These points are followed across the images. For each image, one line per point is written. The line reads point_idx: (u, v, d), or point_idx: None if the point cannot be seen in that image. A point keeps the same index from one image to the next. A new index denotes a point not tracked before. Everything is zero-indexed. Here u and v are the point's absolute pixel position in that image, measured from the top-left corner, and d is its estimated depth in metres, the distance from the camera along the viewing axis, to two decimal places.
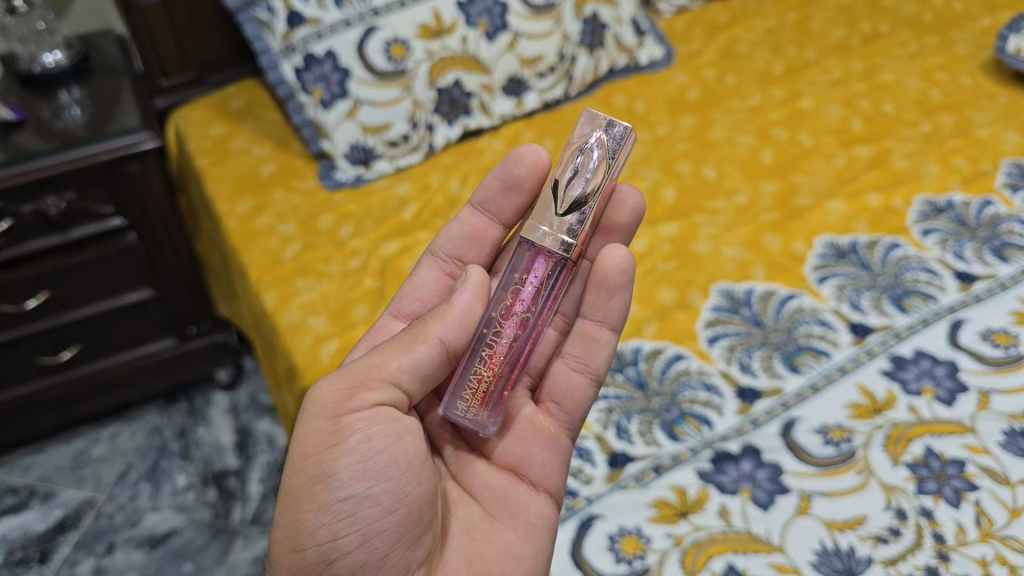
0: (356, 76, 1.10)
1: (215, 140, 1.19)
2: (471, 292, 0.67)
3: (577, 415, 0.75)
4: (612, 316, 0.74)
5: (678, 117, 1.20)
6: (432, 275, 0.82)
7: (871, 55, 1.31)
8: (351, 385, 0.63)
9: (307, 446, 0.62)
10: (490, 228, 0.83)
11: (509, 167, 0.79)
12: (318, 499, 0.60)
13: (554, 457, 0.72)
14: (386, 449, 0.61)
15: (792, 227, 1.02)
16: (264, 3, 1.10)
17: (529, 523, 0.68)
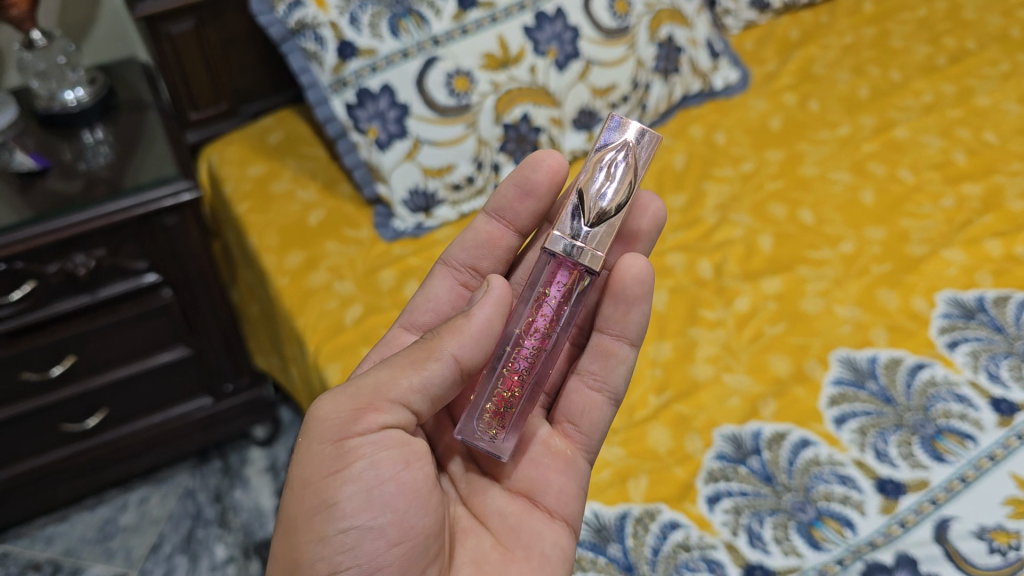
0: (416, 112, 1.00)
1: (255, 183, 1.07)
2: (492, 305, 0.60)
3: (596, 437, 0.71)
4: (632, 329, 0.70)
5: (764, 150, 1.09)
6: (445, 288, 0.78)
7: (961, 77, 1.20)
8: (357, 406, 0.59)
9: (309, 469, 0.58)
10: (505, 236, 0.77)
11: (527, 172, 0.73)
12: (317, 530, 0.56)
13: (572, 482, 0.69)
14: (394, 478, 0.58)
15: (909, 281, 0.92)
16: (312, 31, 0.99)
17: (543, 555, 0.65)
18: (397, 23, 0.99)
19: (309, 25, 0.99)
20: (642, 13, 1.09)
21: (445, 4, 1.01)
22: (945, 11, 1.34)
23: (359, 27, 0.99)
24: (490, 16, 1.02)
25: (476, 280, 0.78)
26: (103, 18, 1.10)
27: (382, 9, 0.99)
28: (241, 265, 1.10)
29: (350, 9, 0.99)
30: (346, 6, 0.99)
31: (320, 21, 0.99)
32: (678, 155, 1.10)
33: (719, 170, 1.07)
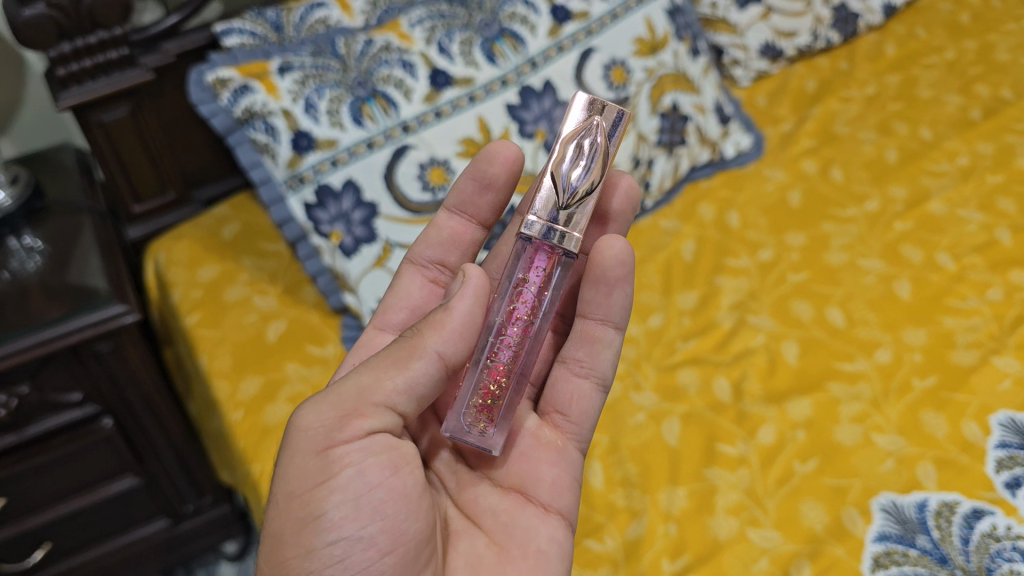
0: (386, 211, 0.89)
1: (207, 287, 0.97)
2: (472, 298, 0.58)
3: (587, 426, 0.70)
4: (615, 312, 0.70)
5: (783, 233, 0.97)
6: (417, 285, 0.75)
7: (998, 133, 1.07)
8: (339, 413, 0.54)
9: (292, 479, 0.54)
10: (470, 230, 0.76)
11: (482, 166, 0.72)
12: (305, 543, 0.53)
13: (565, 472, 0.67)
14: (382, 484, 0.54)
15: (958, 402, 0.79)
16: (262, 120, 0.86)
17: (540, 552, 0.61)
18: (361, 108, 0.88)
19: (258, 113, 0.86)
20: (642, 80, 0.97)
21: (416, 84, 0.89)
22: (976, 51, 1.20)
23: (317, 115, 0.87)
24: (468, 95, 0.91)
25: (444, 274, 0.77)
26: (28, 103, 1.01)
27: (343, 93, 0.88)
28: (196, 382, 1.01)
29: (306, 94, 0.87)
30: (301, 91, 0.87)
31: (270, 108, 0.86)
32: (687, 242, 0.97)
33: (735, 260, 0.94)
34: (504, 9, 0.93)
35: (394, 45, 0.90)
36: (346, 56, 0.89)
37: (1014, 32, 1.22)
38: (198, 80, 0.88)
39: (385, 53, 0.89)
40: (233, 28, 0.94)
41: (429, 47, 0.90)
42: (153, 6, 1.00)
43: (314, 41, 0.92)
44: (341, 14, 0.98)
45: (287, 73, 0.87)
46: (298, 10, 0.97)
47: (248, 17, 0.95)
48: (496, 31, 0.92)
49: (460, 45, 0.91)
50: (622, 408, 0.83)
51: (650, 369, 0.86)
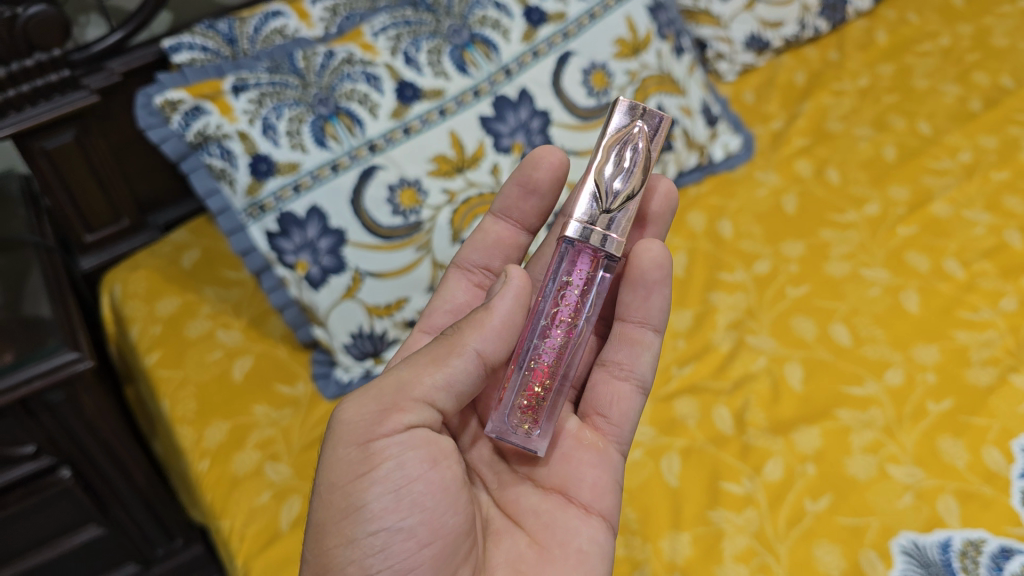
0: (354, 238, 0.82)
1: (165, 322, 0.90)
2: (512, 298, 0.58)
3: (627, 429, 0.67)
4: (655, 314, 0.69)
5: (781, 243, 0.91)
6: (461, 289, 0.75)
7: (1000, 125, 1.01)
8: (380, 407, 0.55)
9: (333, 472, 0.54)
10: (516, 235, 0.76)
11: (527, 170, 0.71)
12: (346, 533, 0.53)
13: (607, 473, 0.64)
14: (421, 477, 0.54)
15: (977, 427, 0.74)
16: (216, 144, 0.79)
17: (580, 552, 0.59)
18: (323, 127, 0.81)
19: (212, 136, 0.79)
20: (625, 84, 0.92)
21: (382, 98, 0.83)
22: (971, 36, 1.14)
23: (275, 136, 0.80)
24: (438, 108, 0.84)
25: (490, 278, 0.76)
26: None
27: (304, 111, 0.81)
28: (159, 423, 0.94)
29: (264, 114, 0.80)
30: (257, 111, 0.80)
31: (225, 131, 0.79)
32: (676, 255, 0.91)
33: (730, 274, 0.88)
34: (474, 14, 0.87)
35: (357, 57, 0.83)
36: (306, 71, 0.82)
37: (1009, 15, 1.16)
38: (146, 104, 0.81)
39: (347, 66, 0.83)
40: (183, 43, 0.87)
41: (395, 58, 0.84)
42: (96, 22, 0.94)
43: (269, 56, 0.86)
44: (299, 23, 0.92)
45: (242, 92, 0.80)
46: (252, 21, 0.91)
47: (198, 31, 0.88)
48: (466, 37, 0.86)
49: (428, 54, 0.85)
50: None
51: (645, 399, 0.80)
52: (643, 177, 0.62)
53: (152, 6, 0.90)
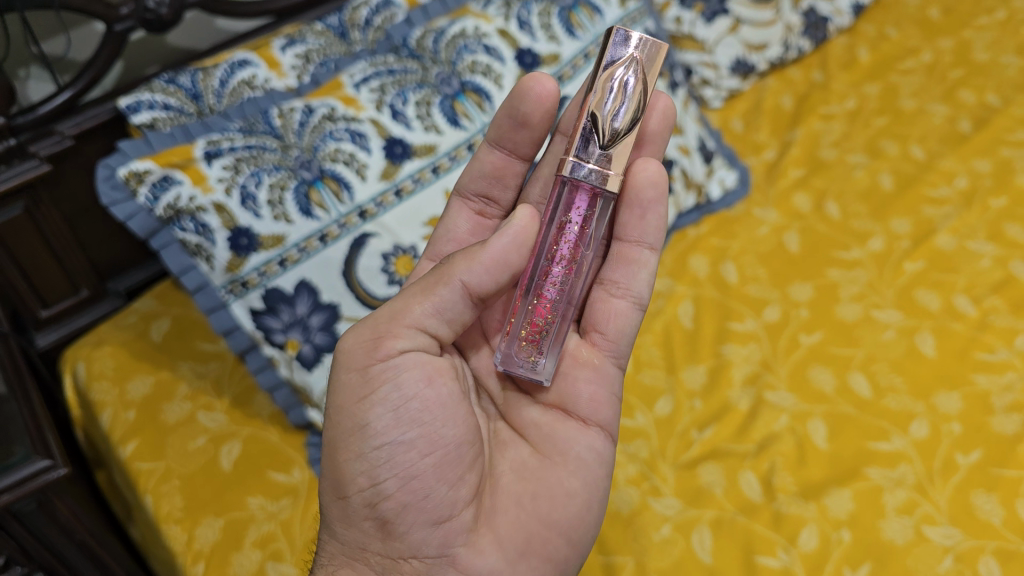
0: (348, 312, 0.77)
1: (141, 406, 0.84)
2: (511, 238, 0.55)
3: (624, 344, 0.64)
4: (651, 233, 0.64)
5: (788, 286, 0.89)
6: (462, 219, 0.71)
7: (992, 147, 1.00)
8: (375, 336, 0.55)
9: (339, 398, 0.55)
10: (511, 165, 0.69)
11: (514, 102, 0.64)
12: (353, 448, 0.54)
13: (603, 387, 0.63)
14: (418, 394, 0.55)
15: (1009, 479, 0.71)
16: (190, 218, 0.72)
17: (580, 459, 0.59)
18: (308, 194, 0.75)
19: (185, 209, 0.72)
20: None
21: (369, 158, 0.77)
22: (953, 50, 1.16)
23: (256, 207, 0.73)
24: (431, 165, 0.80)
25: (492, 208, 0.72)
26: None
27: (286, 176, 0.75)
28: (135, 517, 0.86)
29: (241, 181, 0.73)
30: (234, 179, 0.73)
31: (199, 203, 0.72)
32: (682, 302, 0.90)
33: (740, 324, 0.86)
34: (463, 60, 0.83)
35: (339, 113, 0.78)
36: (284, 131, 0.76)
37: (987, 26, 1.19)
38: (107, 176, 0.73)
39: (329, 123, 0.77)
40: (141, 101, 0.79)
41: (380, 112, 0.79)
42: (38, 75, 0.83)
43: (241, 113, 0.79)
44: (269, 72, 0.84)
45: (215, 159, 0.73)
46: (217, 73, 0.82)
47: (157, 87, 0.80)
48: (457, 86, 0.82)
49: (416, 107, 0.80)
50: (644, 522, 0.72)
51: (667, 468, 0.76)
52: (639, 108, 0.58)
53: (105, 60, 0.81)
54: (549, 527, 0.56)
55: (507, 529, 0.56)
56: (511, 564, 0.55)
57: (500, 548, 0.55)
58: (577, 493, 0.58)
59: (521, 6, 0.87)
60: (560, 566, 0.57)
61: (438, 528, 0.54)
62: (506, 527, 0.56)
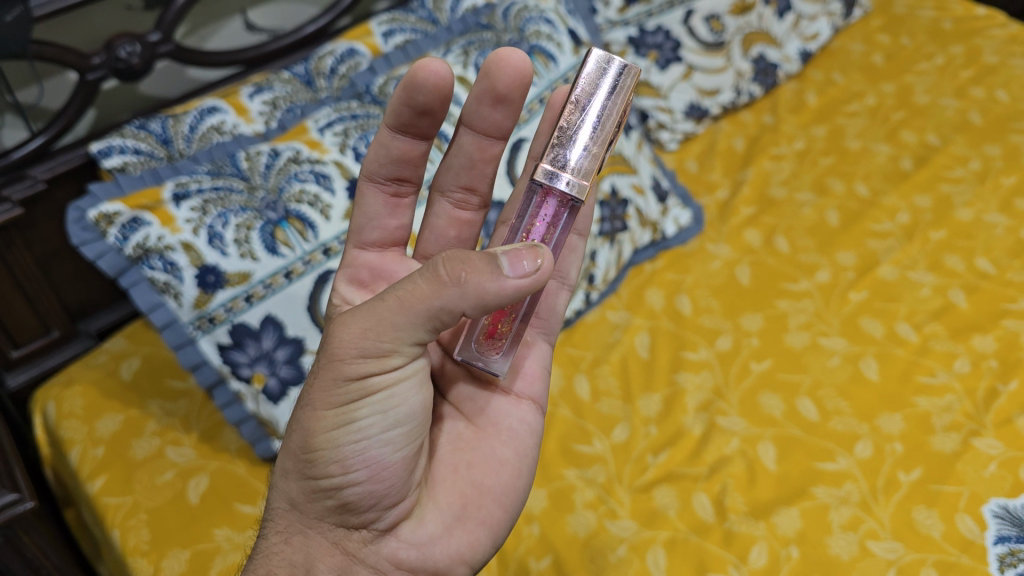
0: (313, 346, 0.79)
1: (110, 443, 0.86)
2: (525, 285, 0.48)
3: (555, 323, 0.70)
4: (581, 222, 0.71)
5: (739, 316, 0.93)
6: (378, 204, 0.66)
7: (931, 183, 1.05)
8: (378, 351, 0.50)
9: (322, 389, 0.51)
10: (417, 146, 0.64)
11: (408, 92, 0.59)
12: (332, 438, 0.51)
13: (539, 362, 0.67)
14: (402, 398, 0.53)
15: (947, 494, 0.74)
16: (158, 257, 0.74)
17: (512, 430, 0.62)
18: (273, 233, 0.78)
19: (153, 248, 0.74)
20: None
21: (333, 199, 0.81)
22: (895, 94, 1.22)
23: (223, 246, 0.76)
24: None
25: (406, 187, 0.66)
26: None
27: (252, 216, 0.78)
28: (103, 554, 0.88)
29: (208, 222, 0.76)
30: (202, 220, 0.76)
31: (167, 242, 0.75)
32: (640, 334, 0.93)
33: (693, 353, 0.89)
34: None
35: (304, 155, 0.81)
36: (250, 173, 0.80)
37: (927, 71, 1.25)
38: (77, 218, 0.76)
39: (294, 165, 0.81)
40: (113, 146, 0.82)
41: (344, 155, 0.83)
42: (12, 122, 0.86)
43: (209, 156, 0.82)
44: (237, 118, 0.87)
45: (183, 201, 0.76)
46: (187, 119, 0.86)
47: (129, 132, 0.83)
48: None
49: None
50: (601, 543, 0.74)
51: (623, 492, 0.78)
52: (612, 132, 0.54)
53: (77, 106, 0.85)
54: (488, 497, 0.58)
55: (445, 494, 0.57)
56: (450, 529, 0.56)
57: (439, 514, 0.56)
58: (507, 460, 0.60)
59: (478, 55, 0.92)
60: (495, 530, 0.58)
61: (393, 508, 0.54)
62: (447, 495, 0.57)
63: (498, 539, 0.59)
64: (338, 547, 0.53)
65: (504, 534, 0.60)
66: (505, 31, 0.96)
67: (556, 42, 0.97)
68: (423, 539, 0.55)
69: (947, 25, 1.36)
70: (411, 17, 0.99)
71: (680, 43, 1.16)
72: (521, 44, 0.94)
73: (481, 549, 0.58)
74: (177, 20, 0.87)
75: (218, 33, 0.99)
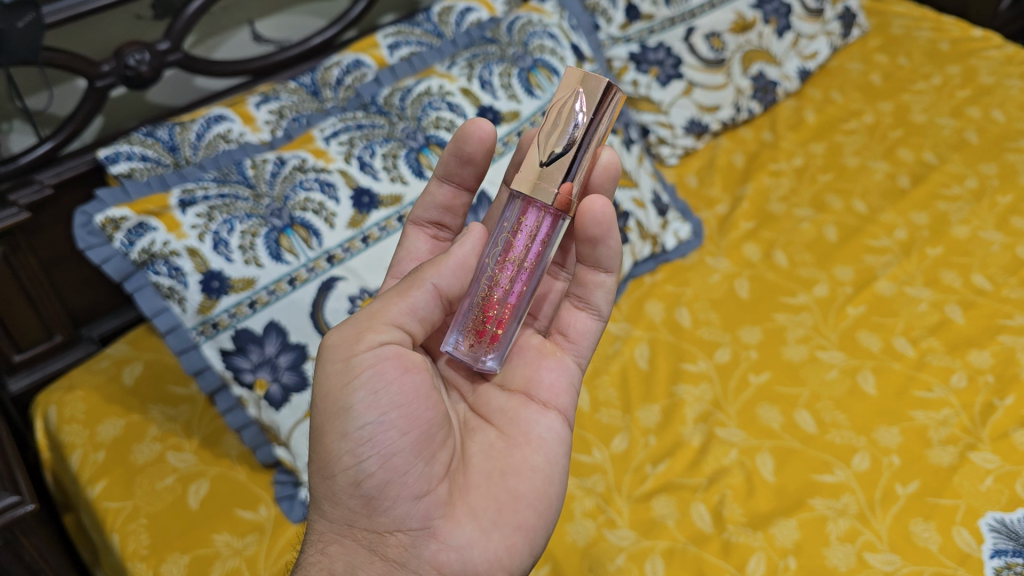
0: (315, 353, 0.78)
1: (111, 447, 0.86)
2: (472, 242, 0.61)
3: (586, 344, 0.67)
4: (607, 262, 0.65)
5: (737, 329, 0.93)
6: (420, 242, 0.72)
7: (928, 201, 1.07)
8: (356, 334, 0.56)
9: (322, 389, 0.56)
10: (460, 195, 0.71)
11: (457, 145, 0.66)
12: (338, 430, 0.55)
13: (563, 376, 0.66)
14: (396, 380, 0.55)
15: (944, 507, 0.74)
16: (164, 262, 0.75)
17: (540, 439, 0.61)
18: (278, 240, 0.78)
19: (159, 253, 0.75)
20: None
21: (338, 207, 0.81)
22: (892, 113, 1.23)
23: (228, 252, 0.76)
24: (397, 214, 0.84)
25: (446, 233, 0.73)
26: None
27: (257, 223, 0.78)
28: (101, 558, 0.88)
29: (214, 228, 0.76)
30: (207, 225, 0.76)
31: (173, 247, 0.75)
32: (639, 345, 0.94)
33: (692, 365, 0.90)
34: (428, 116, 0.88)
35: (309, 164, 0.82)
36: (257, 181, 0.80)
37: (923, 91, 1.27)
38: (84, 222, 0.77)
39: (300, 174, 0.81)
40: (120, 152, 0.83)
41: (349, 164, 0.83)
42: (21, 128, 0.87)
43: (216, 164, 0.83)
44: (244, 127, 0.88)
45: (190, 207, 0.77)
46: (194, 127, 0.87)
47: (136, 139, 0.84)
48: (422, 140, 0.87)
49: (383, 159, 0.85)
50: (600, 552, 0.74)
51: (622, 501, 0.78)
52: (588, 151, 0.59)
53: (86, 113, 0.86)
54: (523, 501, 0.57)
55: (481, 501, 0.57)
56: (486, 532, 0.56)
57: (475, 518, 0.56)
58: (541, 466, 0.59)
59: (483, 68, 0.93)
60: (532, 536, 0.57)
61: (419, 503, 0.55)
62: (481, 500, 0.57)
63: (536, 548, 0.58)
64: (375, 553, 0.55)
65: (543, 543, 0.58)
66: (510, 45, 0.97)
67: (560, 57, 0.99)
68: (460, 541, 0.55)
69: (944, 46, 1.38)
70: (416, 31, 1.00)
71: (681, 60, 1.18)
72: (525, 57, 0.96)
73: (519, 554, 0.56)
74: (186, 29, 0.88)
75: (226, 44, 1.00)
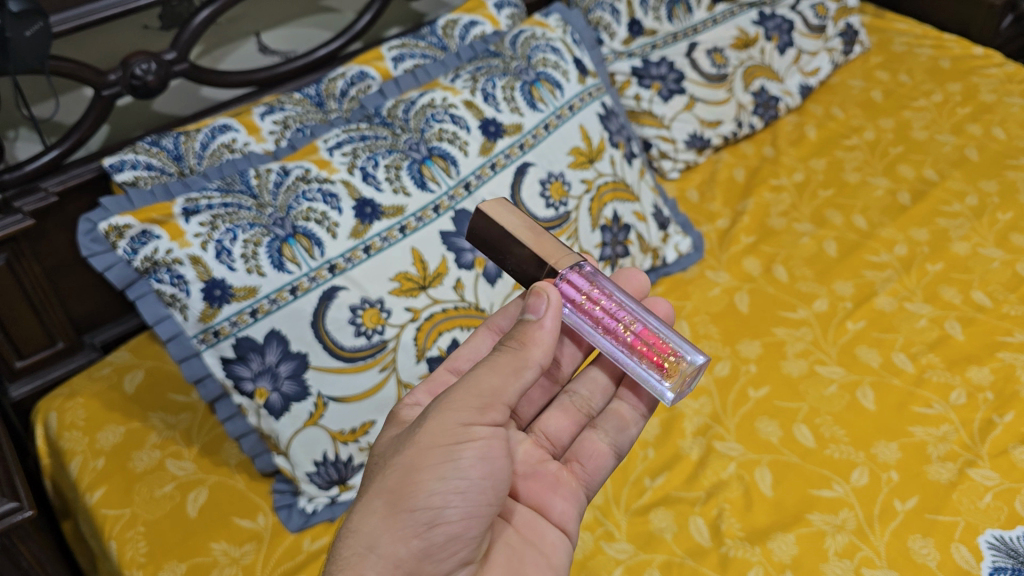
0: (316, 361, 0.79)
1: (111, 455, 0.87)
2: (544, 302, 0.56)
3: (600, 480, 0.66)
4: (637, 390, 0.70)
5: (737, 343, 0.94)
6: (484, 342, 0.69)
7: (929, 218, 1.07)
8: (482, 402, 0.53)
9: (432, 431, 0.52)
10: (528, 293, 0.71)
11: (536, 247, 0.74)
12: (438, 473, 0.51)
13: (574, 506, 0.64)
14: (503, 457, 0.54)
15: (943, 524, 0.73)
16: (166, 270, 0.75)
17: (553, 547, 0.61)
18: (281, 249, 0.78)
19: (162, 262, 0.75)
20: (582, 192, 0.96)
21: (340, 218, 0.81)
22: (893, 129, 1.24)
23: (230, 260, 0.76)
24: (399, 225, 0.83)
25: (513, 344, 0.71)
26: None
27: (259, 233, 0.78)
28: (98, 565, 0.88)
29: (217, 237, 0.77)
30: (210, 234, 0.77)
31: (175, 255, 0.75)
32: None
33: None
34: (431, 128, 0.88)
35: (313, 175, 0.82)
36: (260, 191, 0.81)
37: (925, 108, 1.28)
38: (88, 230, 0.78)
39: (303, 184, 0.82)
40: (125, 160, 0.84)
41: (352, 175, 0.84)
42: (26, 136, 0.89)
43: (220, 173, 0.84)
44: (248, 137, 0.89)
45: (193, 216, 0.77)
46: (198, 136, 0.87)
47: (141, 148, 0.85)
48: (425, 152, 0.87)
49: (386, 170, 0.85)
50: (597, 564, 0.74)
51: (620, 514, 0.78)
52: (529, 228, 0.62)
53: (91, 122, 0.87)
54: None
55: None
56: None
57: None
58: (555, 567, 0.60)
59: (486, 81, 0.93)
60: None
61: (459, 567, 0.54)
62: None
63: None
64: None
65: None
66: (514, 59, 0.97)
67: (563, 70, 0.99)
68: None
69: (945, 64, 1.38)
70: (421, 44, 1.01)
71: (682, 75, 1.19)
72: (529, 71, 0.96)
73: None
74: (191, 39, 0.89)
75: (232, 55, 1.01)
